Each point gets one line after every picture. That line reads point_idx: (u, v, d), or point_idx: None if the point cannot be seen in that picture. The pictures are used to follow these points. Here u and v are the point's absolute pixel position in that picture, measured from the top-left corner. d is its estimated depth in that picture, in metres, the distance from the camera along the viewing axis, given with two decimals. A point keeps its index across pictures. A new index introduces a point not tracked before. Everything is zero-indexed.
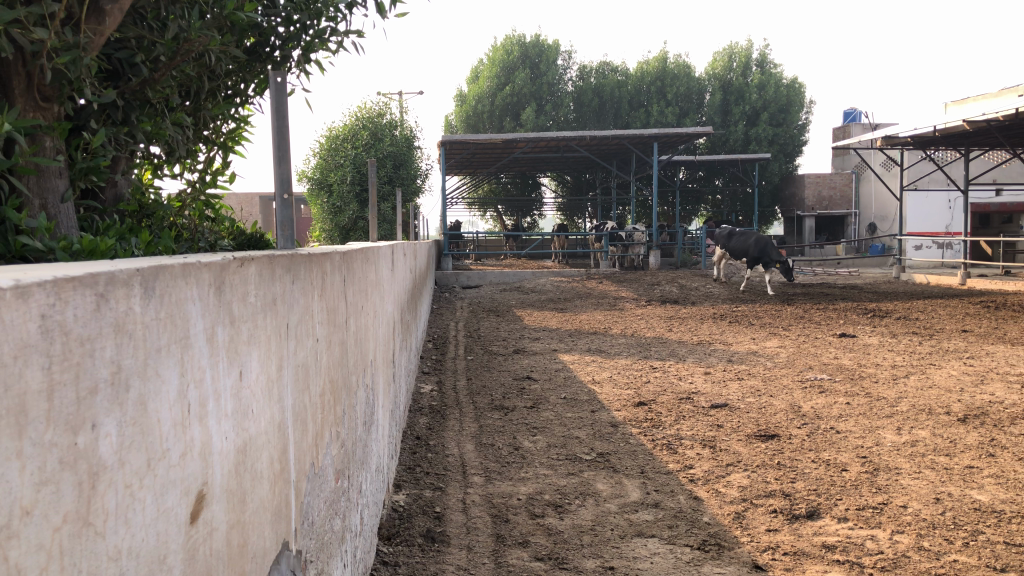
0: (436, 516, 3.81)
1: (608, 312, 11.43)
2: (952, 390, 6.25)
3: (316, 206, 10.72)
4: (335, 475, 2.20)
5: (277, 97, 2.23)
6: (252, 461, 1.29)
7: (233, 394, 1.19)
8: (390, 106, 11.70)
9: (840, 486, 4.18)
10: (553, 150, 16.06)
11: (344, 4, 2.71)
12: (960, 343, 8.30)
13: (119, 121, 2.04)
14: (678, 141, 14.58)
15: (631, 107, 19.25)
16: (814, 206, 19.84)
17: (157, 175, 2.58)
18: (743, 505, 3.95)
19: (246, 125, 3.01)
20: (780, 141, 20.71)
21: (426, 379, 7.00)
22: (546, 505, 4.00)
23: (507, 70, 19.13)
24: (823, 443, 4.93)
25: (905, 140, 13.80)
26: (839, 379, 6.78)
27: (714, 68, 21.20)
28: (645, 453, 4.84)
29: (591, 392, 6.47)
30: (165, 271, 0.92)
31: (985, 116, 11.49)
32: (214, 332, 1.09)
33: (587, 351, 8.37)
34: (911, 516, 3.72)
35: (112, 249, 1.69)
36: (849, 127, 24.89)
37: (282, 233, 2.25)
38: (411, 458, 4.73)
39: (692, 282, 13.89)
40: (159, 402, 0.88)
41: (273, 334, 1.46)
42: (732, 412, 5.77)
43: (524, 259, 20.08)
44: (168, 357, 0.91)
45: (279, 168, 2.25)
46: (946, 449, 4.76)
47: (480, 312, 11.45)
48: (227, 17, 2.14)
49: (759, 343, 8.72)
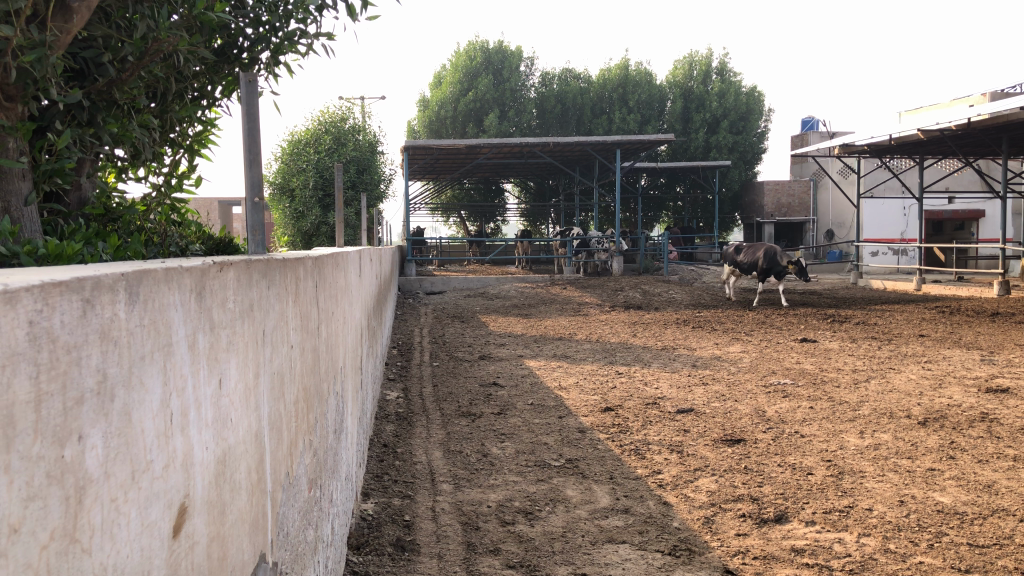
0: (405, 525, 3.77)
1: (573, 317, 11.46)
2: (912, 394, 6.36)
3: (278, 211, 10.61)
4: (308, 485, 2.16)
5: (249, 100, 2.19)
6: (230, 472, 1.25)
7: (213, 403, 1.15)
8: (353, 111, 11.64)
9: (807, 490, 4.22)
10: (517, 156, 16.08)
11: (315, 6, 2.67)
12: (917, 348, 8.46)
13: (85, 122, 1.99)
14: (640, 148, 14.70)
15: (593, 114, 19.37)
16: (773, 212, 20.12)
17: (121, 178, 2.51)
18: (712, 509, 3.97)
19: (212, 127, 2.95)
20: (739, 148, 20.99)
21: (391, 386, 6.94)
22: (516, 512, 3.97)
23: (470, 76, 19.14)
24: (788, 447, 4.98)
25: (862, 148, 14.06)
26: (802, 383, 6.86)
27: (675, 76, 21.43)
28: (613, 458, 4.84)
29: (558, 397, 6.46)
30: (148, 275, 0.88)
31: (939, 125, 11.75)
32: (194, 338, 1.05)
33: (552, 357, 8.37)
34: (877, 519, 3.77)
35: (78, 254, 1.64)
36: (807, 135, 25.31)
37: (254, 239, 2.20)
38: (378, 467, 4.67)
39: (655, 288, 13.99)
40: (143, 411, 0.85)
41: (250, 341, 1.43)
42: (698, 417, 5.80)
43: (488, 265, 20.07)
44: (151, 364, 0.88)
45: (250, 171, 2.20)
46: (908, 452, 4.83)
47: (444, 318, 11.41)
48: (197, 17, 2.09)
49: (722, 348, 8.80)
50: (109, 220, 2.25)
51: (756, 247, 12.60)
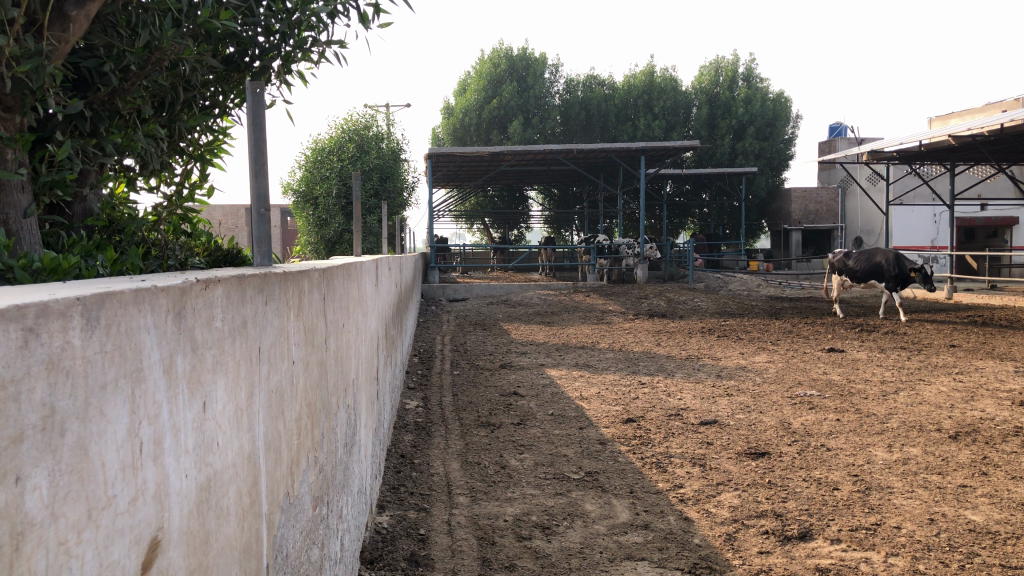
0: (420, 539, 3.71)
1: (596, 325, 11.35)
2: (943, 406, 6.19)
3: (301, 218, 10.57)
4: (313, 503, 2.11)
5: (254, 108, 2.14)
6: (217, 497, 1.20)
7: (196, 428, 1.10)
8: (376, 118, 11.62)
9: (833, 506, 4.10)
10: (541, 163, 16.00)
11: (327, 14, 2.63)
12: (949, 358, 8.27)
13: (88, 133, 1.96)
14: (666, 154, 14.55)
15: (619, 120, 19.27)
16: (800, 219, 19.87)
17: (131, 189, 2.47)
18: (734, 526, 3.87)
19: (225, 136, 2.92)
20: (766, 155, 20.76)
21: (411, 395, 6.88)
22: (533, 527, 3.90)
23: (494, 83, 19.12)
24: (814, 461, 4.86)
25: (892, 155, 13.84)
26: (828, 395, 6.71)
27: (701, 82, 21.29)
28: (634, 471, 4.75)
29: (579, 408, 6.37)
30: (112, 298, 0.83)
31: (971, 131, 11.53)
32: (171, 362, 1.00)
33: (575, 366, 8.28)
34: (905, 538, 3.65)
35: (75, 267, 1.60)
36: (836, 141, 25.03)
37: (259, 250, 2.18)
38: (395, 478, 4.62)
39: (680, 296, 13.81)
40: (104, 443, 0.79)
41: (242, 360, 1.38)
42: (722, 429, 5.69)
43: (510, 272, 20.01)
44: (115, 391, 0.82)
45: (256, 182, 2.16)
46: (938, 467, 4.70)
47: (467, 326, 11.33)
48: (203, 26, 2.06)
49: (747, 358, 8.66)
50: (113, 231, 2.20)
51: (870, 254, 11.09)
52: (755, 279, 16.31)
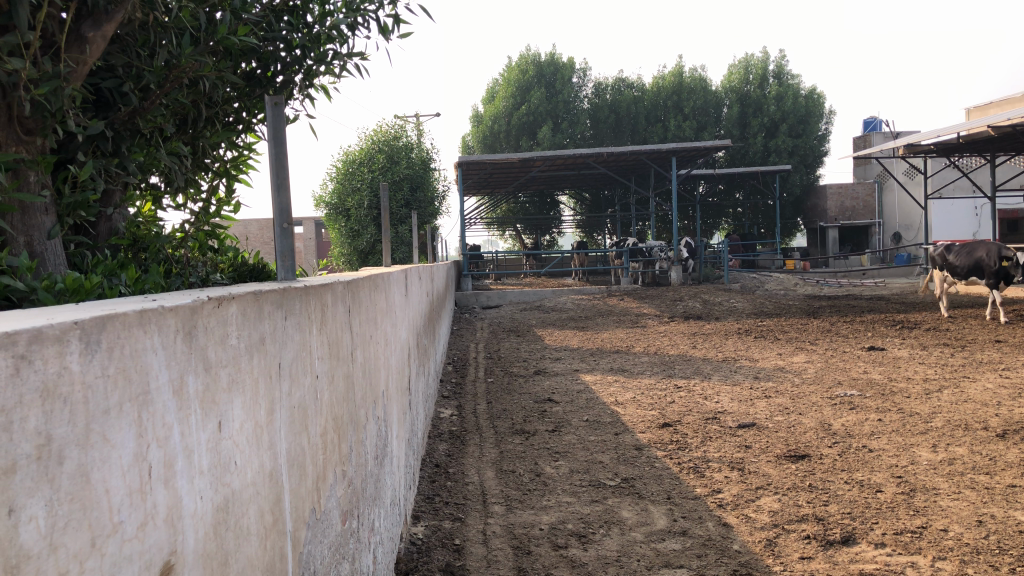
0: (455, 549, 3.69)
1: (631, 329, 11.27)
2: (988, 404, 6.04)
3: (334, 230, 10.64)
4: (342, 517, 2.09)
5: (275, 124, 2.15)
6: (235, 517, 1.18)
7: (211, 448, 1.09)
8: (406, 128, 11.68)
9: (876, 509, 4.01)
10: (571, 168, 15.94)
11: (348, 26, 2.64)
12: (994, 354, 8.07)
13: (110, 153, 1.97)
14: (697, 155, 14.40)
15: (648, 122, 19.16)
16: (836, 216, 19.57)
17: (157, 208, 2.49)
18: (775, 531, 3.79)
19: (251, 151, 2.93)
20: (800, 152, 20.49)
21: (446, 403, 6.87)
22: (569, 535, 3.86)
23: (523, 89, 19.11)
24: (856, 463, 4.76)
25: (929, 148, 13.58)
26: (869, 394, 6.58)
27: (731, 81, 21.08)
28: (671, 477, 4.69)
29: (614, 414, 6.31)
30: (115, 319, 0.82)
31: (1011, 121, 11.25)
32: (182, 382, 0.98)
33: (610, 371, 8.21)
34: (953, 541, 3.55)
35: (98, 287, 1.60)
36: (871, 136, 24.63)
37: (283, 264, 2.18)
38: (430, 488, 4.60)
39: (715, 297, 13.66)
40: (108, 470, 0.78)
41: (261, 377, 1.37)
42: (760, 432, 5.60)
43: (544, 278, 19.95)
44: (120, 416, 0.81)
45: (279, 197, 2.15)
46: (986, 467, 4.57)
47: (501, 333, 11.30)
48: (221, 43, 2.07)
49: (785, 358, 8.52)
50: (138, 250, 2.21)
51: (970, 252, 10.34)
52: (792, 278, 16.09)
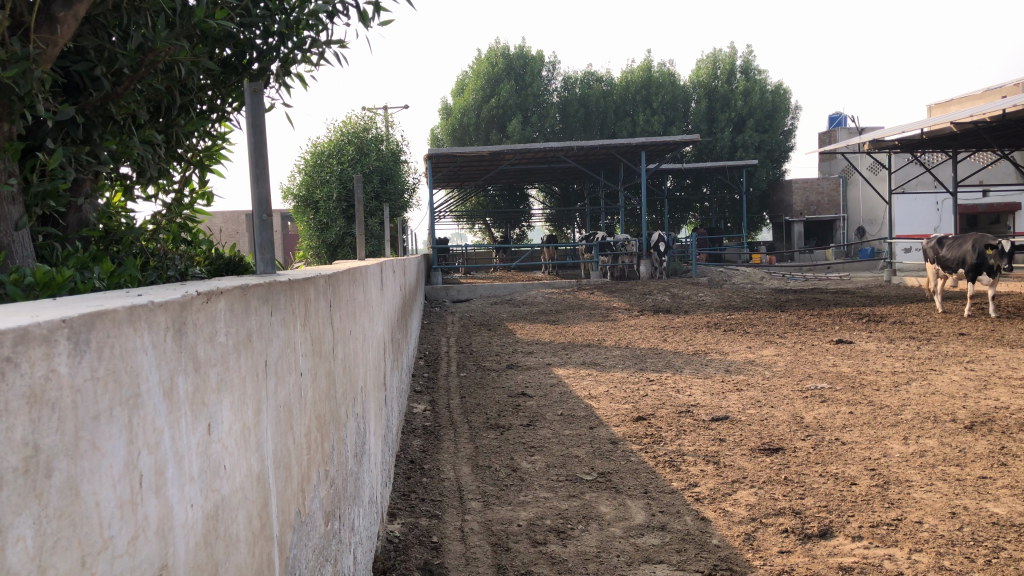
0: (433, 547, 3.63)
1: (602, 323, 11.27)
2: (956, 396, 6.10)
3: (302, 223, 10.46)
4: (325, 518, 2.03)
5: (254, 111, 2.07)
6: (224, 525, 1.12)
7: (202, 452, 1.02)
8: (375, 120, 11.54)
9: (851, 502, 4.02)
10: (542, 161, 15.89)
11: (327, 12, 2.56)
12: (958, 347, 8.19)
13: (80, 140, 1.89)
14: (665, 149, 14.41)
15: (617, 117, 19.18)
16: (802, 211, 19.76)
17: (127, 198, 2.39)
18: (753, 525, 3.79)
19: (225, 141, 2.83)
20: (767, 147, 20.66)
21: (418, 399, 6.79)
22: (548, 531, 3.82)
23: (492, 82, 19.02)
24: (829, 456, 4.78)
25: (894, 143, 13.72)
26: (840, 387, 6.62)
27: (699, 75, 21.16)
28: (647, 471, 4.67)
29: (588, 408, 6.28)
30: (105, 316, 0.76)
31: (973, 117, 11.40)
32: (172, 384, 0.92)
33: (582, 364, 8.19)
34: (928, 533, 3.57)
35: (70, 280, 1.51)
36: (835, 131, 24.95)
37: (261, 257, 2.10)
38: (405, 485, 4.54)
39: (684, 291, 13.71)
40: (99, 481, 0.72)
41: (249, 376, 1.30)
42: (733, 425, 5.61)
43: (513, 271, 19.92)
44: (110, 421, 0.75)
45: (257, 187, 2.08)
46: (956, 459, 4.61)
47: (471, 327, 11.24)
48: (197, 26, 1.99)
49: (755, 351, 8.57)
50: (110, 243, 2.12)
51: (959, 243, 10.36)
52: (759, 272, 16.20)
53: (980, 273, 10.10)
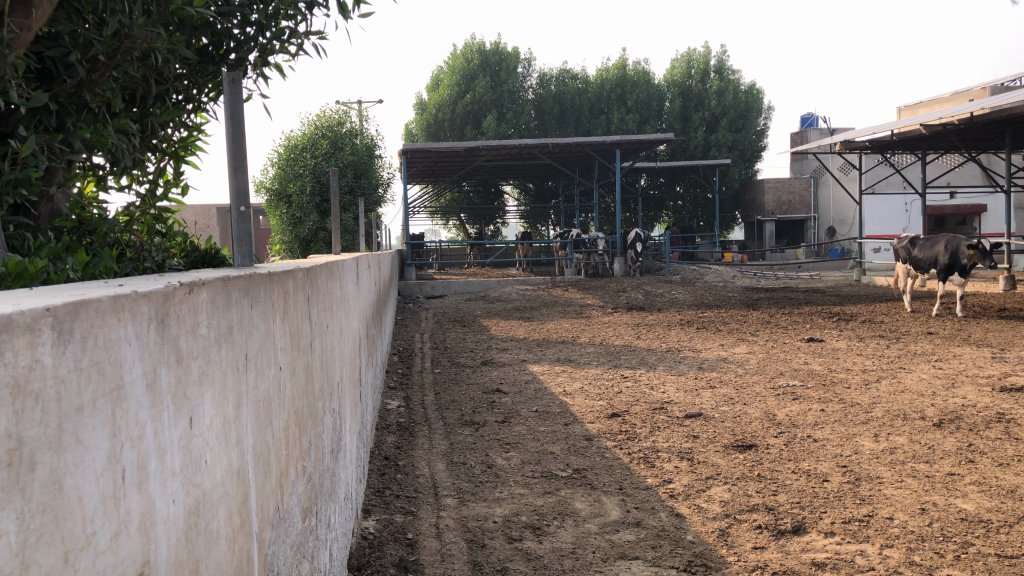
0: (408, 544, 3.61)
1: (576, 319, 11.28)
2: (925, 394, 6.19)
3: (275, 217, 10.36)
4: (302, 515, 2.00)
5: (232, 101, 2.04)
6: (205, 521, 1.10)
7: (183, 446, 1.00)
8: (349, 114, 11.45)
9: (823, 498, 4.06)
10: (516, 157, 15.88)
11: (305, 3, 2.52)
12: (927, 346, 8.31)
13: (54, 128, 1.85)
14: (640, 147, 14.47)
15: (592, 114, 19.22)
16: (774, 210, 19.94)
17: (100, 188, 2.34)
18: (727, 521, 3.81)
19: (200, 132, 2.79)
20: (739, 146, 20.81)
21: (392, 395, 6.76)
22: (523, 528, 3.81)
23: (467, 77, 18.96)
24: (801, 453, 4.82)
25: (865, 144, 13.89)
26: (812, 385, 6.68)
27: (674, 74, 21.26)
28: (622, 467, 4.69)
29: (563, 404, 6.29)
30: (90, 305, 0.73)
31: (942, 120, 11.56)
32: (155, 376, 0.90)
33: (556, 361, 8.20)
34: (899, 529, 3.61)
35: (43, 271, 1.48)
36: (807, 131, 25.20)
37: (239, 249, 2.06)
38: (380, 481, 4.51)
39: (658, 288, 13.78)
40: (82, 474, 0.70)
41: (230, 369, 1.28)
42: (707, 422, 5.64)
43: (487, 268, 19.90)
44: (94, 413, 0.73)
45: (235, 179, 2.05)
46: (925, 456, 4.67)
47: (446, 323, 11.20)
48: (175, 13, 1.96)
49: (728, 349, 8.63)
50: (83, 233, 2.08)
51: (931, 243, 10.53)
52: (731, 270, 16.32)
53: (951, 273, 10.29)
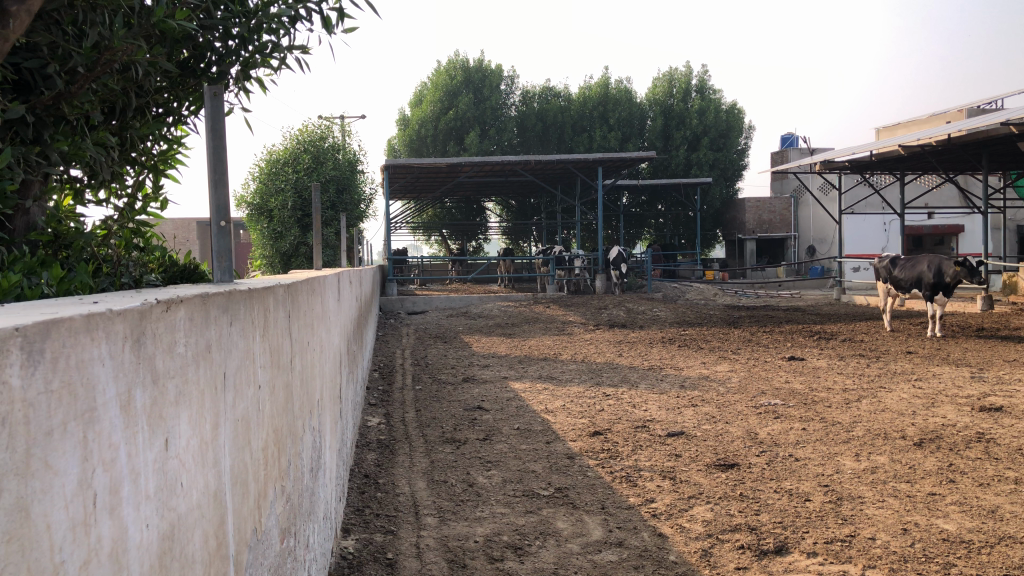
0: (388, 564, 3.55)
1: (558, 336, 11.25)
2: (905, 413, 6.21)
3: (256, 232, 10.27)
4: (281, 536, 1.96)
5: (213, 116, 2.01)
6: (181, 545, 1.06)
7: (159, 467, 0.97)
8: (332, 129, 11.41)
9: (805, 518, 4.04)
10: (499, 174, 15.88)
11: (288, 17, 2.51)
12: (906, 365, 8.35)
13: (31, 140, 1.81)
14: (621, 166, 14.51)
15: (575, 132, 19.29)
16: (755, 229, 20.05)
17: (78, 203, 2.30)
18: (709, 541, 3.79)
19: (180, 146, 2.76)
20: (720, 165, 20.95)
21: (373, 412, 6.70)
22: (504, 548, 3.77)
23: (450, 94, 19.00)
24: (783, 472, 4.82)
25: (844, 165, 14.02)
26: (793, 404, 6.68)
27: (656, 93, 21.40)
28: (604, 486, 4.66)
29: (545, 422, 6.25)
30: (62, 323, 0.71)
31: (920, 141, 11.70)
32: (129, 397, 0.87)
33: (538, 378, 8.16)
34: (881, 549, 3.60)
35: (17, 286, 1.44)
36: (787, 151, 25.42)
37: (218, 265, 2.03)
38: (359, 500, 4.45)
39: (639, 306, 13.79)
40: (50, 501, 0.67)
41: (208, 389, 1.25)
42: (689, 440, 5.62)
43: (469, 284, 19.86)
44: (63, 436, 0.70)
45: (215, 193, 2.02)
46: (906, 475, 4.68)
47: (427, 339, 11.14)
48: (157, 26, 1.94)
49: (709, 367, 8.64)
50: (59, 248, 2.04)
51: (914, 262, 10.69)
52: (713, 288, 16.38)
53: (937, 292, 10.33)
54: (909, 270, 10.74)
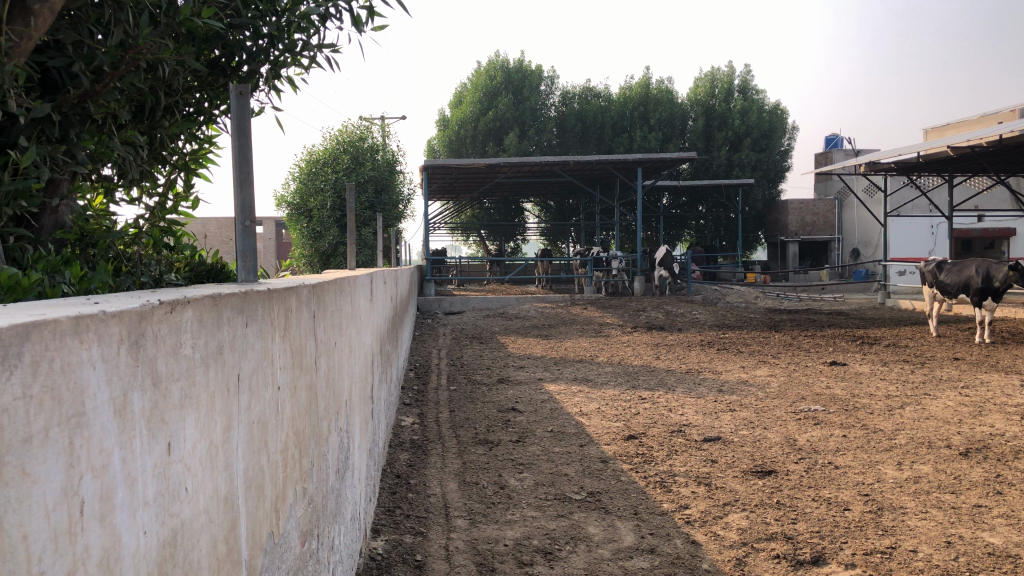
0: (417, 566, 3.52)
1: (594, 338, 11.17)
2: (951, 422, 6.02)
3: (295, 231, 10.35)
4: (302, 538, 1.94)
5: (239, 115, 2.00)
6: (185, 550, 1.04)
7: (159, 472, 0.95)
8: (371, 130, 11.45)
9: (844, 528, 3.94)
10: (537, 175, 15.81)
11: (318, 16, 2.50)
12: (953, 371, 8.12)
13: (57, 139, 1.82)
14: (661, 167, 14.36)
15: (614, 132, 19.16)
16: (798, 231, 19.73)
17: (108, 201, 2.31)
18: (744, 549, 3.70)
19: (211, 146, 2.76)
20: (763, 166, 20.64)
21: (407, 412, 6.70)
22: (534, 552, 3.73)
23: (490, 94, 18.98)
24: (822, 480, 4.70)
25: (890, 166, 13.71)
26: (833, 410, 6.53)
27: (697, 93, 21.16)
28: (637, 491, 4.59)
29: (579, 425, 6.19)
30: (44, 327, 0.68)
31: (969, 142, 11.38)
32: (125, 401, 0.84)
33: (573, 380, 8.09)
34: (923, 562, 3.49)
35: (38, 285, 1.44)
36: (832, 152, 24.95)
37: (243, 265, 2.02)
38: (389, 500, 4.44)
39: (678, 308, 13.64)
40: (29, 511, 0.65)
41: (218, 391, 1.22)
42: (726, 446, 5.52)
43: (506, 285, 19.85)
44: (45, 443, 0.67)
45: (241, 193, 2.00)
46: (951, 486, 4.54)
47: (463, 340, 11.14)
48: (183, 24, 1.93)
49: (748, 371, 8.48)
50: (86, 246, 2.04)
51: (962, 265, 10.45)
52: (753, 291, 16.15)
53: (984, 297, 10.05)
54: (956, 273, 10.50)
